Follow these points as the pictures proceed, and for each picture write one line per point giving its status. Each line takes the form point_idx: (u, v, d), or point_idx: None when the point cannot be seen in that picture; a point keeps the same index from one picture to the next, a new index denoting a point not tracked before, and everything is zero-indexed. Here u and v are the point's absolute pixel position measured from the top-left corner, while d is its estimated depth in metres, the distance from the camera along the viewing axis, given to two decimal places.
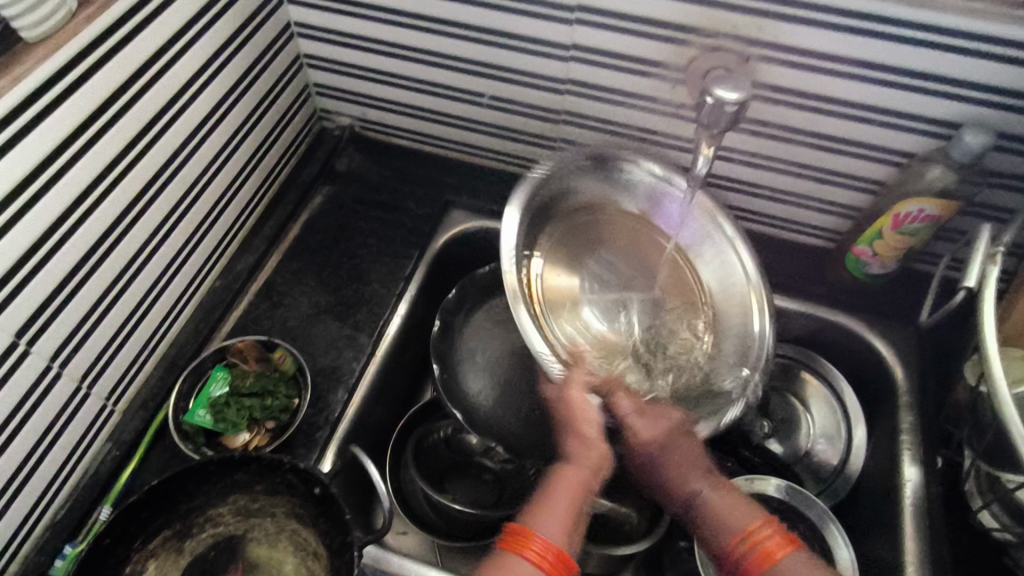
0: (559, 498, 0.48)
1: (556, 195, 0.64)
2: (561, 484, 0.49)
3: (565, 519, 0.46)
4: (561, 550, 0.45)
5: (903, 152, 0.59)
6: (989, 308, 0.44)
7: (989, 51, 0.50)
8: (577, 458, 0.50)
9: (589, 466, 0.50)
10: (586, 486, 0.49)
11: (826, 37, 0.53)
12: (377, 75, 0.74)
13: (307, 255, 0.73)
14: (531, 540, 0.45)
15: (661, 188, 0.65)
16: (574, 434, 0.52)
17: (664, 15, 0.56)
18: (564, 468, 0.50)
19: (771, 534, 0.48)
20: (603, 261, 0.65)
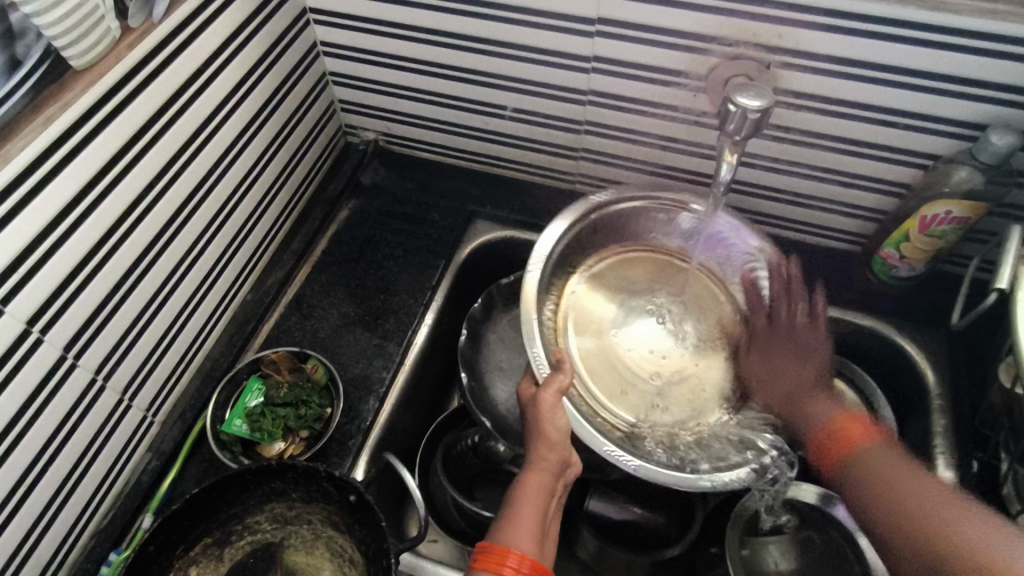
0: (528, 509, 0.49)
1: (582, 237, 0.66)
2: (530, 495, 0.50)
3: (533, 530, 0.48)
4: (534, 563, 0.46)
5: (929, 155, 0.59)
6: (1022, 308, 0.44)
7: (1013, 52, 0.50)
8: (541, 465, 0.52)
9: (551, 471, 0.52)
10: (549, 492, 0.51)
11: (847, 42, 0.53)
12: (401, 90, 0.75)
13: (335, 268, 0.75)
14: (506, 556, 0.45)
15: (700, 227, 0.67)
16: (540, 441, 0.53)
17: (685, 26, 0.57)
18: (527, 478, 0.51)
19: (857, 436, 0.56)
20: (641, 291, 0.68)
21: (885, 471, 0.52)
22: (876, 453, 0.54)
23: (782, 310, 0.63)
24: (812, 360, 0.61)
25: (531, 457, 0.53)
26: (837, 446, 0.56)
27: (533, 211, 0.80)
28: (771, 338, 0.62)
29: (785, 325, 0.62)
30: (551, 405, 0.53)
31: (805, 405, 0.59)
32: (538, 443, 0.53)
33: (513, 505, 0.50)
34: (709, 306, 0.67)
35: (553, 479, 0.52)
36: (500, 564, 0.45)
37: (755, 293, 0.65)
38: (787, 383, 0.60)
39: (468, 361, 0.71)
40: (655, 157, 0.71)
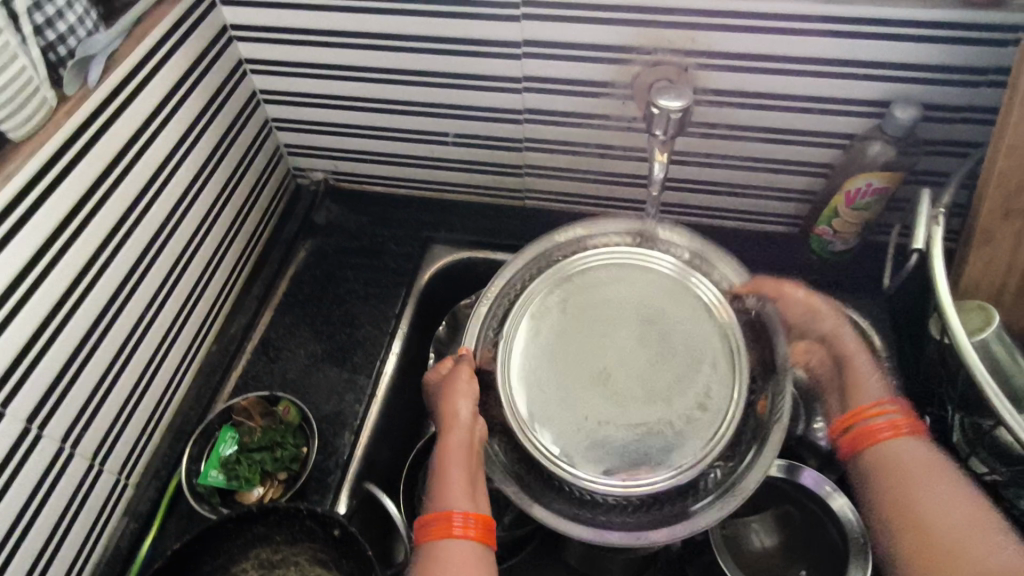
0: (457, 471, 0.54)
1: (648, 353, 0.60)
2: (457, 457, 0.55)
3: (466, 489, 0.53)
4: (478, 516, 0.52)
5: (844, 135, 0.63)
6: (939, 267, 0.47)
7: (899, 33, 0.54)
8: (456, 433, 0.57)
9: (467, 441, 0.56)
10: (470, 453, 0.56)
11: (752, 40, 0.57)
12: (345, 128, 0.77)
13: (297, 308, 0.76)
14: (452, 517, 0.51)
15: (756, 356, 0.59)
16: (450, 415, 0.57)
17: (604, 38, 0.61)
18: (448, 447, 0.56)
19: (885, 418, 0.54)
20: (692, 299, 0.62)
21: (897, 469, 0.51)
22: (904, 448, 0.52)
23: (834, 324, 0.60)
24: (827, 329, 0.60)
25: (446, 424, 0.57)
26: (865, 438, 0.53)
27: (487, 231, 0.82)
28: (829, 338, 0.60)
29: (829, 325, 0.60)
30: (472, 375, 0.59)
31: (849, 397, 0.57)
32: (449, 413, 0.58)
33: (442, 470, 0.55)
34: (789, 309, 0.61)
35: (472, 442, 0.56)
36: (448, 532, 0.51)
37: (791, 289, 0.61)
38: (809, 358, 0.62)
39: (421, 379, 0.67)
40: (596, 165, 0.74)
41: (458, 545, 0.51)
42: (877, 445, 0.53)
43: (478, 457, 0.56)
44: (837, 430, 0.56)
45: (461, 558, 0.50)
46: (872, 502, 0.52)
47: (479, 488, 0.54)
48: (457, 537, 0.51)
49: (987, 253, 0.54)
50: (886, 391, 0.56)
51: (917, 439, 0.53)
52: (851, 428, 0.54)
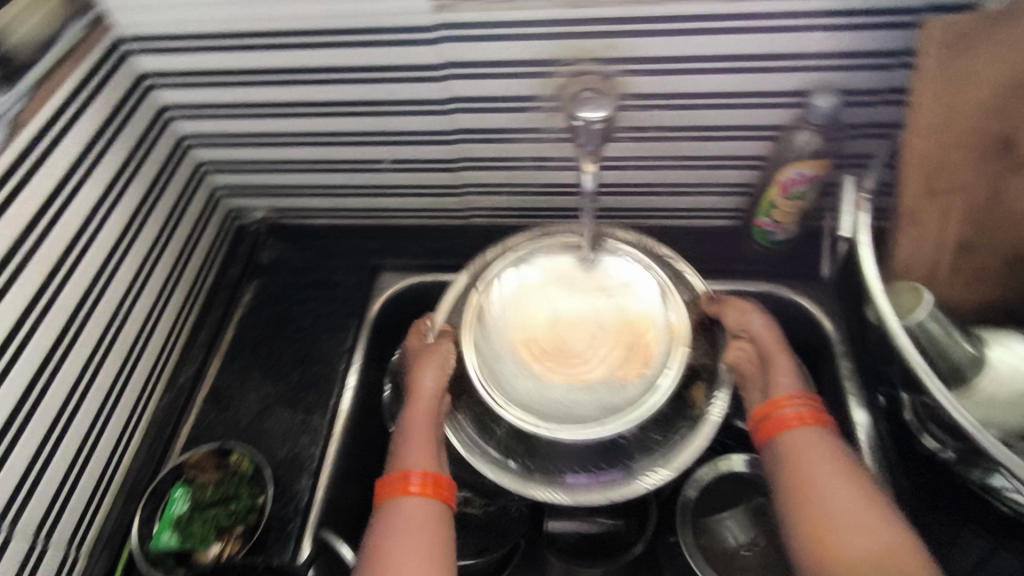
0: (416, 436, 0.58)
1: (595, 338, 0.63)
2: (420, 421, 0.59)
3: (425, 452, 0.57)
4: (435, 477, 0.55)
5: (771, 126, 0.63)
6: (866, 251, 0.48)
7: (810, 24, 0.54)
8: (419, 405, 0.60)
9: (427, 412, 0.60)
10: (433, 419, 0.59)
11: (668, 42, 0.57)
12: (280, 164, 0.76)
13: (246, 352, 0.74)
14: (410, 477, 0.54)
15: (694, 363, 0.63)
16: (416, 387, 0.61)
17: (522, 52, 0.60)
18: (410, 416, 0.59)
19: (793, 407, 0.53)
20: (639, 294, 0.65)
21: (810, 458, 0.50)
22: (808, 436, 0.52)
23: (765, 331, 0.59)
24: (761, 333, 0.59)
25: (414, 391, 0.61)
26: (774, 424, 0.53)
27: (435, 252, 0.81)
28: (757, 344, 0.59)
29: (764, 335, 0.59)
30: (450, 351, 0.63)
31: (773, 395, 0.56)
32: (416, 384, 0.61)
33: (405, 432, 0.58)
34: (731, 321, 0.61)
35: (435, 411, 0.60)
36: (404, 489, 0.54)
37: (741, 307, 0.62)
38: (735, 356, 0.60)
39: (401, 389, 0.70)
40: (534, 176, 0.73)
41: (418, 502, 0.53)
42: (786, 433, 0.52)
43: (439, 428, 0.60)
44: (754, 421, 0.55)
45: (418, 513, 0.53)
46: (774, 488, 0.51)
47: (439, 453, 0.58)
48: (415, 494, 0.54)
49: (915, 230, 0.55)
50: (803, 391, 0.55)
51: (823, 430, 0.52)
52: (761, 417, 0.54)
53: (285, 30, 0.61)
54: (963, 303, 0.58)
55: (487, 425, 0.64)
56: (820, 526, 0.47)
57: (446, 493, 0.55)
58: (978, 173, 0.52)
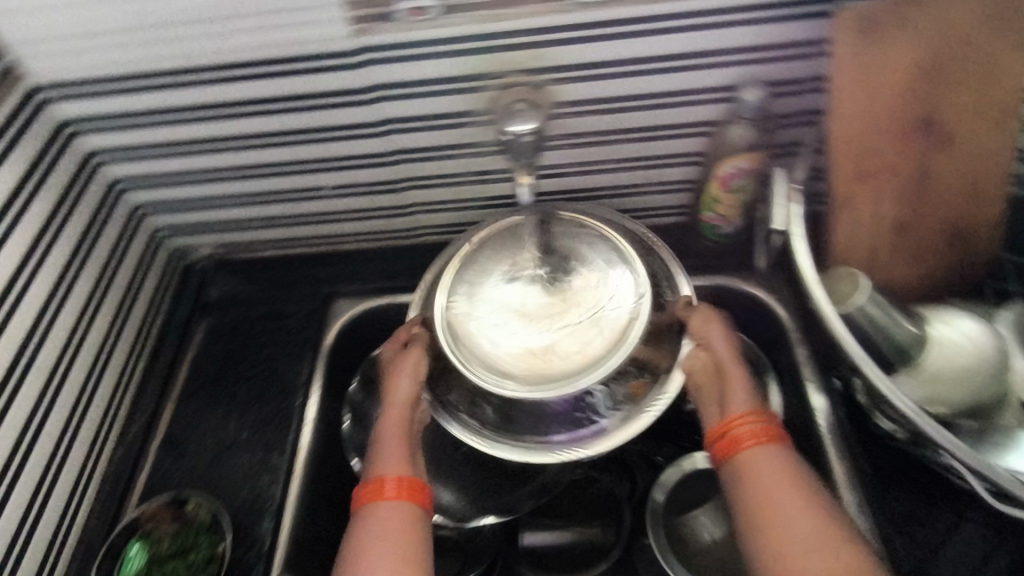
0: (390, 441, 0.56)
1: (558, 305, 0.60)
2: (394, 428, 0.57)
3: (401, 456, 0.55)
4: (411, 480, 0.53)
5: (705, 122, 0.63)
6: (800, 244, 0.48)
7: (729, 20, 0.54)
8: (394, 408, 0.59)
9: (400, 417, 0.58)
10: (408, 425, 0.58)
11: (592, 49, 0.57)
12: (219, 199, 0.74)
13: (200, 395, 0.72)
14: (385, 483, 0.52)
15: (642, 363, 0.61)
16: (392, 389, 0.60)
17: (449, 69, 0.59)
18: (386, 420, 0.58)
19: (746, 425, 0.51)
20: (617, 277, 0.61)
21: (769, 480, 0.48)
22: (762, 456, 0.49)
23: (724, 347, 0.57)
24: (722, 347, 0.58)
25: (388, 401, 0.59)
26: (729, 443, 0.51)
27: (388, 275, 0.80)
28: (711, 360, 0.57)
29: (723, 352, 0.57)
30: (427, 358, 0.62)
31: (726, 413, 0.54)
32: (393, 384, 0.60)
33: (379, 439, 0.57)
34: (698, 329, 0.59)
35: (409, 416, 0.59)
36: (380, 495, 0.51)
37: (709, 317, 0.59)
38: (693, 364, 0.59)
39: (363, 414, 0.69)
40: (478, 191, 0.72)
41: (395, 507, 0.51)
42: (742, 452, 0.50)
43: (414, 431, 0.59)
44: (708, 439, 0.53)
45: (397, 518, 0.50)
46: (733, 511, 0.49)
47: (416, 460, 0.56)
48: (390, 500, 0.51)
49: (851, 216, 0.56)
50: (756, 407, 0.52)
51: (778, 446, 0.50)
52: (716, 437, 0.52)
53: (206, 65, 0.60)
54: (906, 285, 0.59)
55: (477, 404, 0.62)
56: (788, 558, 0.44)
57: (424, 496, 0.53)
58: (900, 154, 0.54)
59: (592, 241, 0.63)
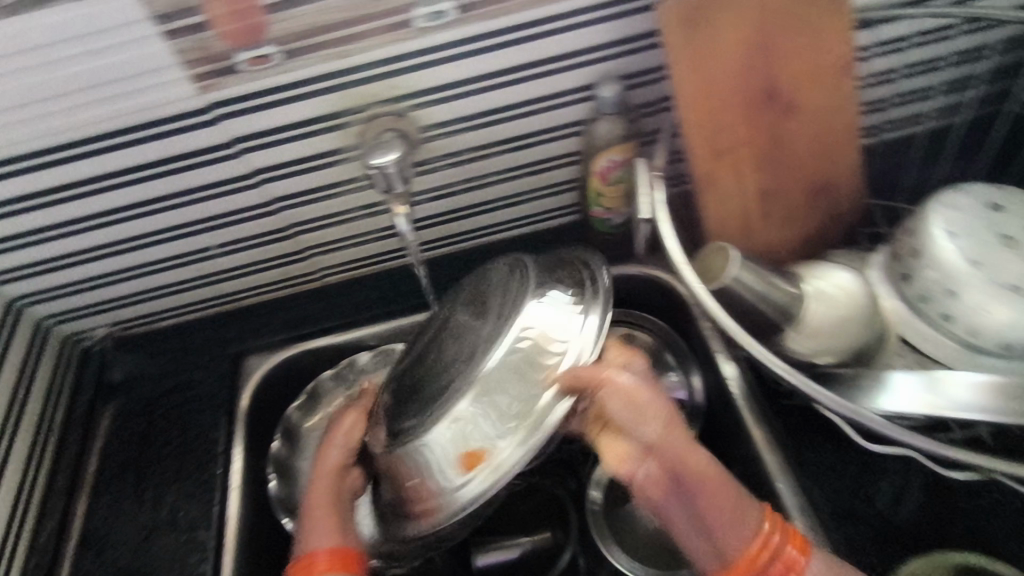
0: (319, 508, 0.54)
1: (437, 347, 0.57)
2: (321, 490, 0.55)
3: (331, 526, 0.52)
4: (342, 551, 0.50)
5: (572, 122, 0.65)
6: (666, 228, 0.51)
7: (570, 24, 0.56)
8: (323, 470, 0.57)
9: (331, 481, 0.56)
10: (336, 487, 0.56)
11: (446, 70, 0.57)
12: (100, 279, 0.71)
13: (115, 484, 0.69)
14: (314, 558, 0.50)
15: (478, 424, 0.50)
16: (326, 447, 0.58)
17: (308, 111, 0.58)
18: (315, 483, 0.56)
19: (773, 557, 0.45)
20: (483, 328, 0.54)
21: None
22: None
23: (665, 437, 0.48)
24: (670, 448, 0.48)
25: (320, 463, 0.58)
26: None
27: (296, 323, 0.78)
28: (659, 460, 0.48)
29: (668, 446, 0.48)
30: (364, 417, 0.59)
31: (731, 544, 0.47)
32: (326, 447, 0.58)
33: (308, 507, 0.54)
34: (620, 409, 0.48)
35: (339, 479, 0.56)
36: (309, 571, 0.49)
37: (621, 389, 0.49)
38: (631, 469, 0.49)
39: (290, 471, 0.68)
40: (368, 225, 0.71)
41: None
42: None
43: (346, 495, 0.56)
44: None
45: None
46: None
47: (346, 524, 0.53)
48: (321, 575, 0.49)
49: (719, 193, 0.58)
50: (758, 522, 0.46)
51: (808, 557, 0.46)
52: None
53: (51, 146, 0.57)
54: (783, 247, 0.62)
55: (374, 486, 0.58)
56: None
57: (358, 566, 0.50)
58: (750, 127, 0.56)
59: (499, 287, 0.57)
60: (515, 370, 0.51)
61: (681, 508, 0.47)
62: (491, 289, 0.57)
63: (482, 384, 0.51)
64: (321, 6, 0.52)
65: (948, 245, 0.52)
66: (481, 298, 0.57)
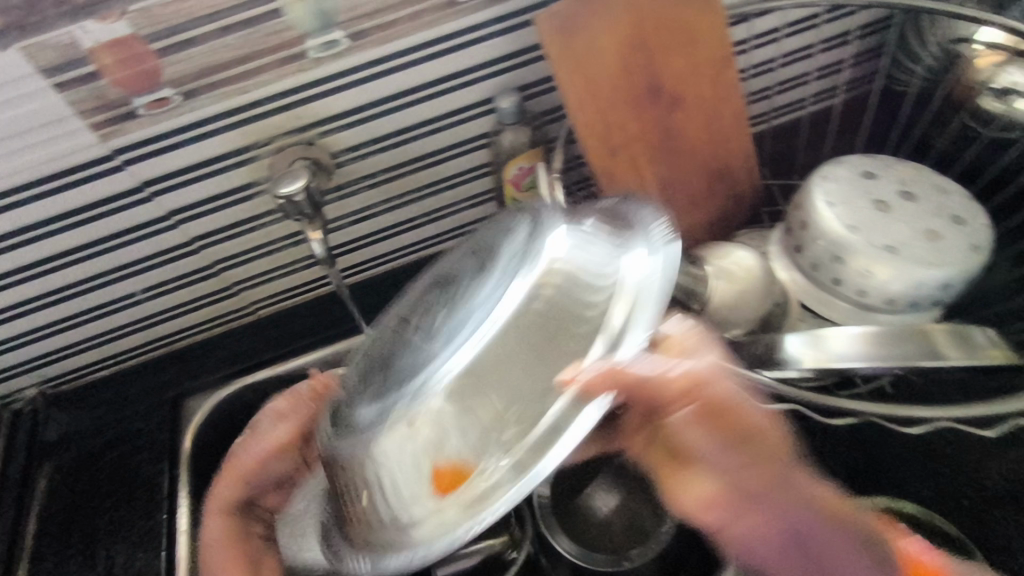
0: (220, 549, 0.52)
1: (432, 315, 0.47)
2: (221, 534, 0.53)
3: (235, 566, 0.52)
4: None
5: (479, 135, 0.67)
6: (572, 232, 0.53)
7: (460, 43, 0.59)
8: (222, 502, 0.55)
9: (232, 516, 0.55)
10: (240, 527, 0.55)
11: (348, 96, 0.59)
12: (23, 338, 0.70)
13: (56, 545, 0.67)
14: None
15: (456, 444, 0.42)
16: (228, 477, 0.56)
17: (216, 148, 0.59)
18: (213, 517, 0.54)
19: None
20: (490, 292, 0.45)
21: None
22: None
23: (773, 478, 0.37)
24: (783, 503, 0.38)
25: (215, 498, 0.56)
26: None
27: (233, 360, 0.78)
28: (760, 506, 0.38)
29: (774, 490, 0.37)
30: (272, 449, 0.57)
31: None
32: (228, 476, 0.56)
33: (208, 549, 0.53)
34: (700, 439, 0.38)
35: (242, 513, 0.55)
36: None
37: (703, 412, 0.38)
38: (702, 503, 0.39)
39: None
40: (295, 254, 0.72)
41: None
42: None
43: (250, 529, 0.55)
44: None
45: None
46: None
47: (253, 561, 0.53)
48: None
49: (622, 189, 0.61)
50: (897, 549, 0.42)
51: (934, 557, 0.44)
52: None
53: None
54: (691, 232, 0.66)
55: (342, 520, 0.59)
56: None
57: None
58: (641, 124, 0.60)
59: (512, 240, 0.48)
60: (530, 342, 0.43)
61: (790, 555, 0.39)
62: (521, 242, 0.48)
63: (478, 362, 0.43)
64: (213, 46, 0.53)
65: (829, 214, 0.56)
66: (495, 255, 0.48)
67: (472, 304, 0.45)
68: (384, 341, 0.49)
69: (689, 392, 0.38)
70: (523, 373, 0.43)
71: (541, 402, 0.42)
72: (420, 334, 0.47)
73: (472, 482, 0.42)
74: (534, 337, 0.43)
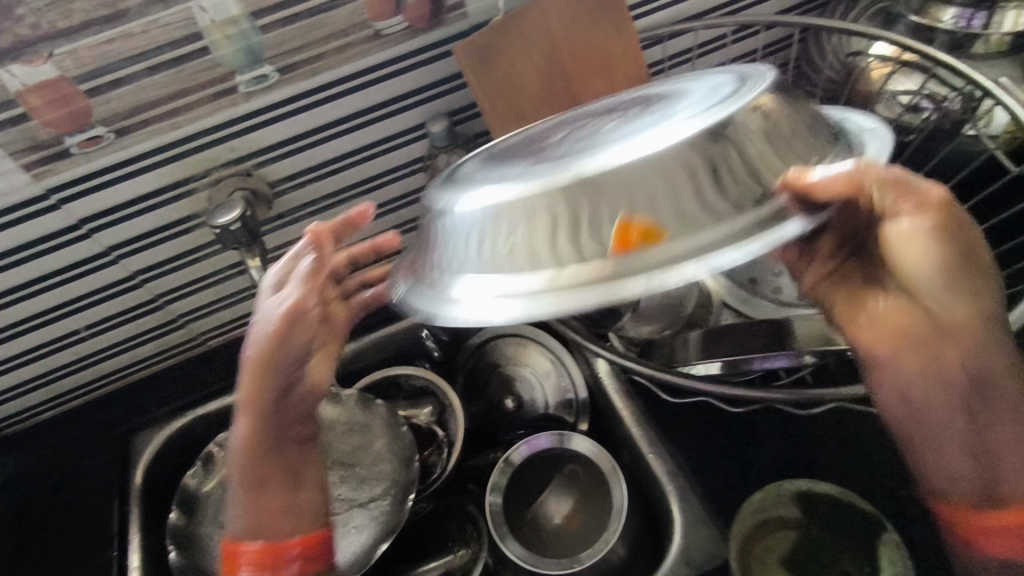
0: (245, 476, 0.51)
1: (585, 135, 0.46)
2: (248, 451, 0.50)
3: (268, 504, 0.51)
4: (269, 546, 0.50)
5: (414, 159, 0.70)
6: None
7: (387, 73, 0.61)
8: (248, 405, 0.50)
9: (258, 429, 0.50)
10: (275, 427, 0.50)
11: (281, 126, 0.61)
12: None
13: None
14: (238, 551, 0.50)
15: (631, 219, 0.38)
16: (248, 370, 0.49)
17: (153, 183, 0.61)
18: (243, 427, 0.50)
19: None
20: (690, 108, 0.43)
21: None
22: None
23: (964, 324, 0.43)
24: (970, 339, 0.44)
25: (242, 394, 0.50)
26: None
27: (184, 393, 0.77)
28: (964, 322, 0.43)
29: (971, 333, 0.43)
30: (283, 321, 0.48)
31: (982, 460, 0.45)
32: (251, 369, 0.49)
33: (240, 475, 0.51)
34: (907, 260, 0.43)
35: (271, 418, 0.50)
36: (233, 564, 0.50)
37: (922, 241, 0.42)
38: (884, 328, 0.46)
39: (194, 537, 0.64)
40: (242, 282, 0.74)
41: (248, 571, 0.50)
42: None
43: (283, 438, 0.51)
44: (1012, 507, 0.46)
45: None
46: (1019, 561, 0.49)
47: (285, 487, 0.51)
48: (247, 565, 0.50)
49: None
50: None
51: None
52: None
53: None
54: None
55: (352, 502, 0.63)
56: None
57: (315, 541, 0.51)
58: None
59: (705, 86, 0.47)
60: (730, 150, 0.40)
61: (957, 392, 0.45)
62: (720, 82, 0.47)
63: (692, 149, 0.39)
64: (144, 84, 0.55)
65: None
66: (684, 94, 0.47)
67: (664, 114, 0.43)
68: (553, 143, 0.47)
69: (932, 212, 0.41)
70: (668, 195, 0.39)
71: (744, 198, 0.39)
72: (604, 136, 0.44)
73: (629, 256, 0.37)
74: (740, 145, 0.40)
